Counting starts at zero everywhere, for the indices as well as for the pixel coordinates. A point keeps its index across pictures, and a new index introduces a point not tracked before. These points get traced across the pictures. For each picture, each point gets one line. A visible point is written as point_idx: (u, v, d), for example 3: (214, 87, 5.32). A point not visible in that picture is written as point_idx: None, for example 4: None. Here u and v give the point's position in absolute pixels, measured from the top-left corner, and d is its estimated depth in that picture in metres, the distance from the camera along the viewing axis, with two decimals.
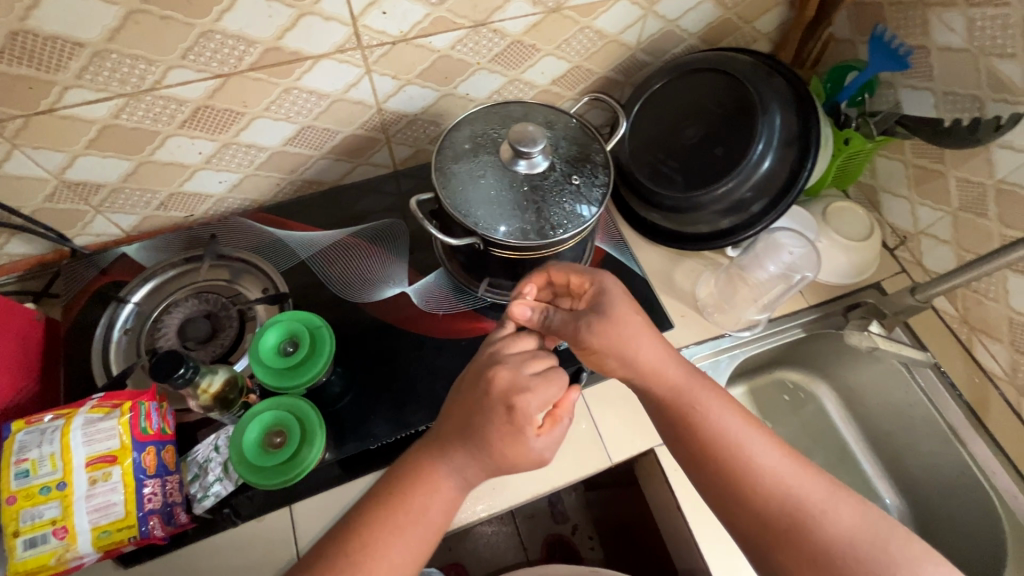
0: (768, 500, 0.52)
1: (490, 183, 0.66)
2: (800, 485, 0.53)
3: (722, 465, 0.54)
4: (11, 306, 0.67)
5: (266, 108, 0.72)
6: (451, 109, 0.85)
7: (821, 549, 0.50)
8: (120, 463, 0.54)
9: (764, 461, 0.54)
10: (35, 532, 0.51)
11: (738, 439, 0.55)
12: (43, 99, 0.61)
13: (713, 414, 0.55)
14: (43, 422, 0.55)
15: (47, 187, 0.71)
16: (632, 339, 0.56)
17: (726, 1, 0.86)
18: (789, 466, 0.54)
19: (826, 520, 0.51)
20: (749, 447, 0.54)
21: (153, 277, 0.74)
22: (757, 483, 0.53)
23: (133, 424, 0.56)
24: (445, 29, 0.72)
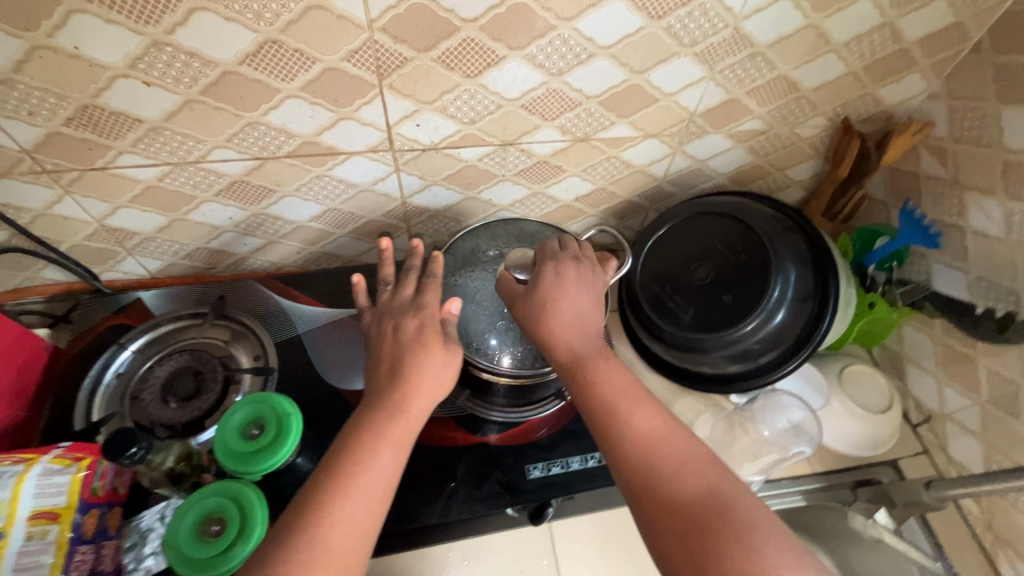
0: (640, 459, 0.50)
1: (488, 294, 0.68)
2: (675, 444, 0.51)
3: (604, 418, 0.53)
4: (22, 335, 0.71)
5: (296, 189, 0.77)
6: (473, 209, 0.89)
7: (685, 511, 0.47)
8: (60, 523, 0.54)
9: (643, 420, 0.52)
10: None
11: (622, 397, 0.54)
12: (98, 159, 0.67)
13: (605, 370, 0.56)
14: (2, 465, 0.54)
15: (88, 228, 0.77)
16: (551, 294, 0.60)
17: (758, 150, 0.87)
18: (668, 427, 0.52)
19: (696, 473, 0.48)
20: (631, 409, 0.53)
21: (154, 328, 0.77)
22: (632, 443, 0.51)
23: (84, 483, 0.57)
24: (474, 144, 0.76)
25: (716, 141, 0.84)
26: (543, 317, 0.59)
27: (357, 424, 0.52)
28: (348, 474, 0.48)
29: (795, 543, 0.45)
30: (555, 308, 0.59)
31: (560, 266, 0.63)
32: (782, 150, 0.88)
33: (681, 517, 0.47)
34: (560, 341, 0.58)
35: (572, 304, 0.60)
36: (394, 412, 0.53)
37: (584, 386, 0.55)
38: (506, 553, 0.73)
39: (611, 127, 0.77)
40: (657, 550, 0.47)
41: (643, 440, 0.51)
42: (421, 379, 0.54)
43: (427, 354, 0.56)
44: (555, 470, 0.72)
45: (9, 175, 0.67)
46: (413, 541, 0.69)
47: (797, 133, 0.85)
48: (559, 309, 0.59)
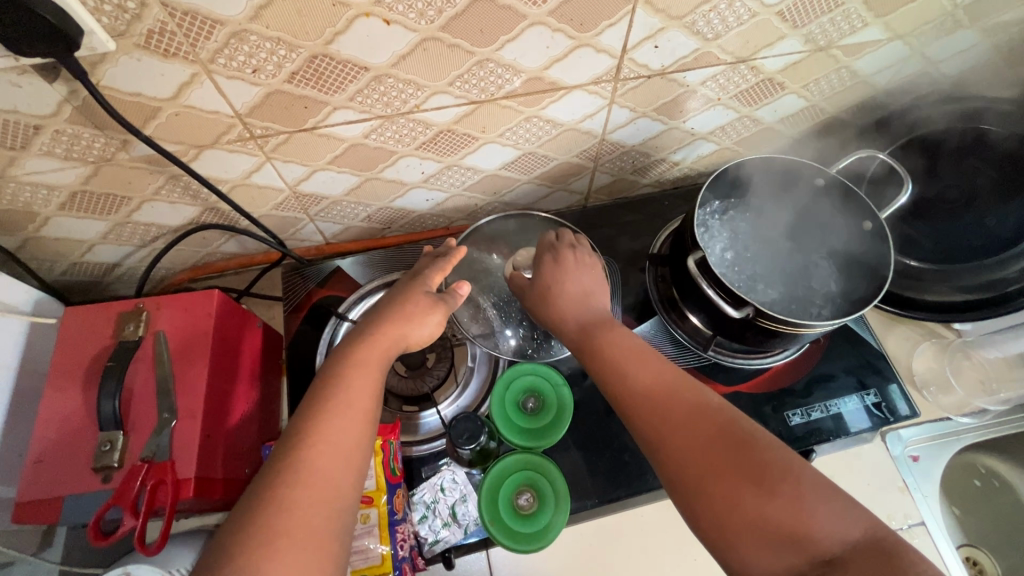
0: (654, 406, 0.49)
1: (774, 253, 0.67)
2: (700, 399, 0.48)
3: (617, 381, 0.52)
4: (244, 317, 0.67)
5: (500, 135, 0.70)
6: (668, 141, 0.80)
7: (695, 453, 0.45)
8: (375, 506, 0.55)
9: (647, 374, 0.51)
10: None
11: (621, 356, 0.53)
12: (311, 118, 0.60)
13: (609, 335, 0.56)
14: None
15: (280, 197, 0.72)
16: (548, 279, 0.62)
17: (1003, 45, 0.75)
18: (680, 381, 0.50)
19: (716, 420, 0.46)
20: (638, 364, 0.52)
21: (366, 296, 0.73)
22: (641, 392, 0.50)
23: (384, 464, 0.57)
24: (705, 64, 0.66)
25: (963, 38, 0.72)
26: (574, 306, 0.60)
27: (337, 389, 0.50)
28: (340, 409, 0.48)
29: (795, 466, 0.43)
30: (559, 286, 0.62)
31: (556, 252, 0.65)
32: None
33: (701, 461, 0.44)
34: (568, 317, 0.59)
35: (588, 285, 0.62)
36: (377, 355, 0.54)
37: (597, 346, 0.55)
38: None
39: (860, 31, 0.67)
40: (682, 503, 0.44)
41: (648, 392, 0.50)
42: (406, 327, 0.57)
43: (422, 315, 0.58)
44: (814, 415, 0.67)
45: (215, 146, 0.60)
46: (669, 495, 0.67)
47: None
48: (563, 288, 0.62)
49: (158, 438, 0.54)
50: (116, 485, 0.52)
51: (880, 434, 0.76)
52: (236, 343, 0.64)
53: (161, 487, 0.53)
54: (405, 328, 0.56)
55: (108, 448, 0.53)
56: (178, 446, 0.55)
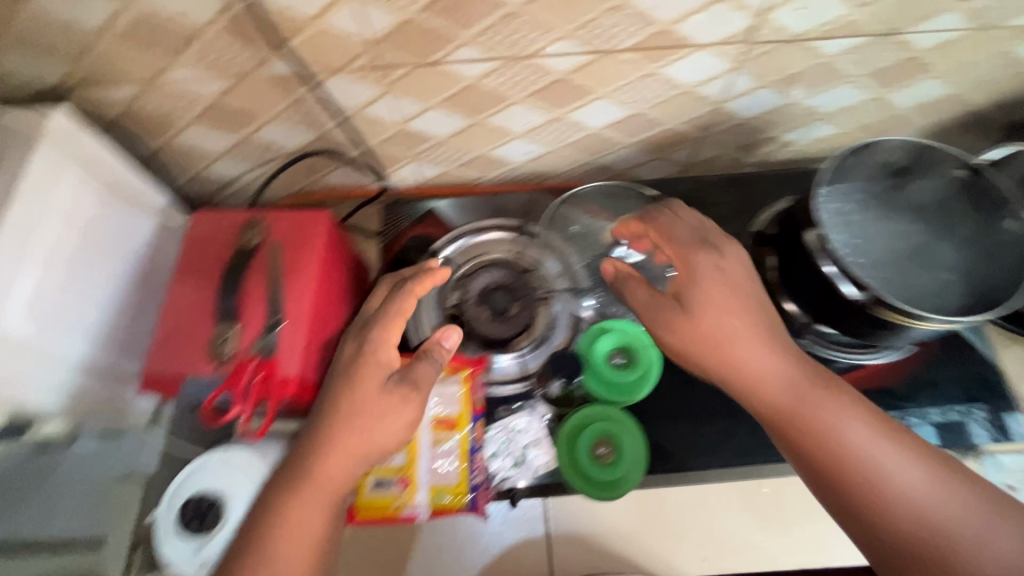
0: (856, 467, 0.47)
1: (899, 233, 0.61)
2: (917, 490, 0.46)
3: (824, 451, 0.48)
4: (346, 243, 0.71)
5: (614, 91, 0.68)
6: (785, 117, 0.76)
7: (917, 532, 0.45)
8: (457, 431, 0.59)
9: (864, 449, 0.48)
10: (384, 476, 0.57)
11: (830, 421, 0.49)
12: (436, 53, 0.61)
13: (809, 390, 0.50)
14: None
15: (390, 132, 0.74)
16: (718, 301, 0.54)
17: None
18: (875, 426, 0.49)
19: (926, 514, 0.46)
20: (817, 403, 0.50)
21: (461, 238, 0.73)
22: (837, 450, 0.48)
23: (468, 394, 0.61)
24: (848, 34, 0.62)
25: None
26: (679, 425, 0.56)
27: (311, 461, 0.51)
28: (338, 448, 0.51)
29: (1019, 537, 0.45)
30: (725, 309, 0.54)
31: (718, 259, 0.57)
32: None
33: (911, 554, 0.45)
34: (750, 360, 0.52)
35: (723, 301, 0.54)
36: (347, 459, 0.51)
37: (758, 381, 0.51)
38: None
39: None
40: None
41: (843, 446, 0.48)
42: (376, 422, 0.53)
43: (392, 408, 0.53)
44: (910, 420, 0.64)
45: (342, 72, 0.63)
46: None
47: None
48: (736, 311, 0.53)
49: (266, 339, 0.59)
50: (226, 373, 0.58)
51: None
52: (338, 264, 0.68)
53: (269, 383, 0.58)
54: (370, 428, 0.52)
55: (223, 340, 0.59)
56: (283, 349, 0.59)
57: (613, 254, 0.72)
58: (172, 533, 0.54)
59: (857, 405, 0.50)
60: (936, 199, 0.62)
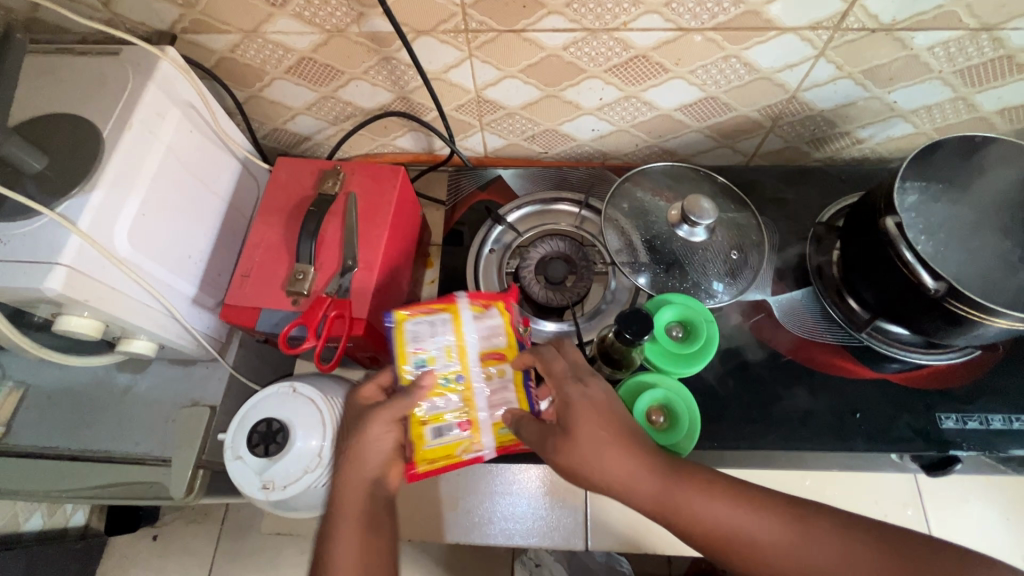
0: (722, 539, 0.48)
1: (984, 222, 0.61)
2: (686, 505, 0.48)
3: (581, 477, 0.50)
4: (413, 200, 0.74)
5: (691, 71, 0.69)
6: (861, 112, 0.75)
7: (779, 568, 0.47)
8: (507, 361, 0.59)
9: (616, 470, 0.49)
10: (439, 423, 0.56)
11: (581, 457, 0.50)
12: (524, 20, 0.63)
13: (567, 426, 0.51)
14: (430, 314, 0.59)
15: (465, 98, 0.76)
16: (597, 455, 0.49)
17: None
18: (712, 484, 0.50)
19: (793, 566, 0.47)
20: (677, 489, 0.49)
21: (526, 207, 0.76)
22: (705, 527, 0.48)
23: (510, 321, 0.61)
24: (942, 26, 0.61)
25: None
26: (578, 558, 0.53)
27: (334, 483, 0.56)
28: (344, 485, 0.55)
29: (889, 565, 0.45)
30: (600, 461, 0.49)
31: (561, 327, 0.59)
32: None
33: None
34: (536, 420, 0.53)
35: (589, 469, 0.49)
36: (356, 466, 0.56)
37: (628, 488, 0.49)
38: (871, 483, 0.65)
39: None
40: None
41: (699, 522, 0.48)
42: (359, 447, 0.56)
43: (371, 443, 0.56)
44: (971, 425, 0.62)
45: (431, 33, 0.65)
46: (783, 462, 0.66)
47: None
48: (611, 448, 0.50)
49: (341, 280, 0.61)
50: (303, 309, 0.60)
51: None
52: (405, 218, 0.71)
53: (340, 322, 0.60)
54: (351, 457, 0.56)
55: (302, 278, 0.61)
56: (356, 292, 0.62)
57: (677, 233, 0.70)
58: (244, 447, 0.60)
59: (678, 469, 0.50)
60: (1000, 187, 0.62)
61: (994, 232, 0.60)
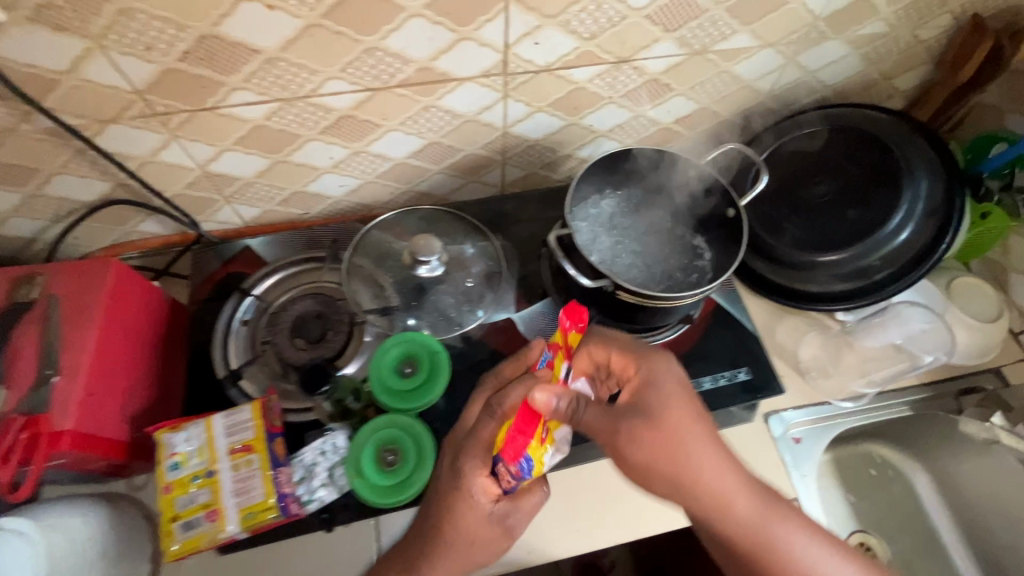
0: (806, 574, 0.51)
1: (650, 217, 0.77)
2: (758, 516, 0.51)
3: (703, 500, 0.50)
4: (151, 289, 0.71)
5: (402, 122, 0.74)
6: (571, 137, 0.85)
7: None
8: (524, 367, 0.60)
9: (705, 467, 0.50)
10: (190, 516, 0.58)
11: (706, 482, 0.50)
12: (210, 98, 0.64)
13: (695, 451, 0.50)
14: (182, 430, 0.61)
15: (191, 176, 0.74)
16: (687, 445, 0.50)
17: (871, 57, 0.82)
18: (820, 536, 0.53)
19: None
20: (775, 524, 0.51)
21: (275, 272, 0.77)
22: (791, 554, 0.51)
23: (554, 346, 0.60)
24: (589, 63, 0.72)
25: (831, 49, 0.79)
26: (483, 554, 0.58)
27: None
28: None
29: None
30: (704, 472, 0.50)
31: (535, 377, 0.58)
32: (898, 56, 0.83)
33: None
34: (705, 452, 0.51)
35: (704, 499, 0.50)
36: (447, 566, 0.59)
37: (730, 518, 0.51)
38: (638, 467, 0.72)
39: (730, 38, 0.73)
40: None
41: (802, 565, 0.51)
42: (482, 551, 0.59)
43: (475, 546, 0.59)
44: None
45: (118, 121, 0.64)
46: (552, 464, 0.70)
47: (915, 36, 0.80)
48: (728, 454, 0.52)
49: (37, 393, 0.57)
50: None
51: (763, 419, 0.78)
52: (134, 311, 0.67)
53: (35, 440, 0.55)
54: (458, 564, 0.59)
55: None
56: (56, 403, 0.57)
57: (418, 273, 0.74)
58: None
59: (794, 510, 0.53)
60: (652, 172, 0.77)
61: (653, 219, 0.77)
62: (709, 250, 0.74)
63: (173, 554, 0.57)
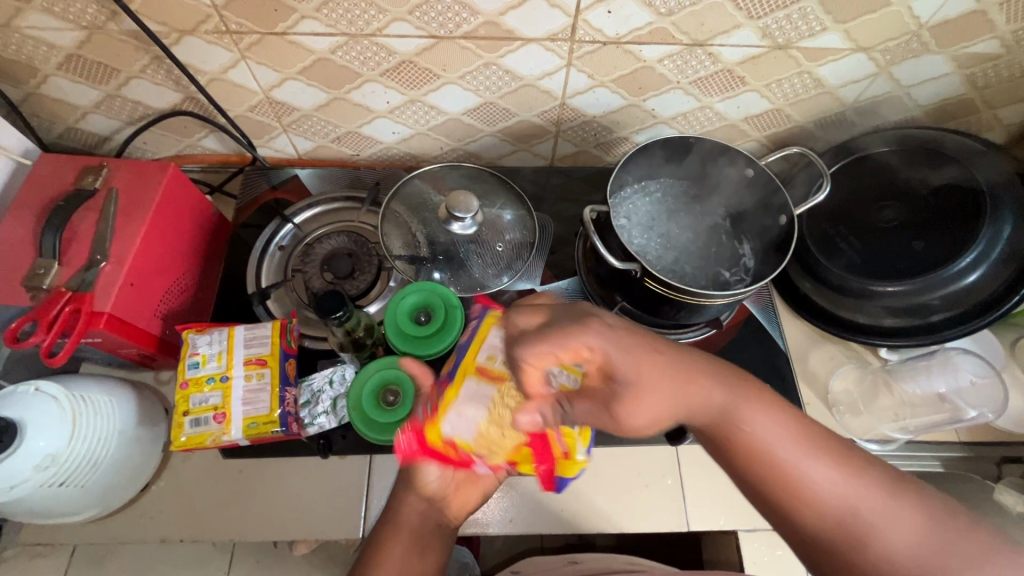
0: (770, 460, 0.45)
1: (698, 213, 0.77)
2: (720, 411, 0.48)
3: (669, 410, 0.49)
4: (201, 200, 0.74)
5: (461, 77, 0.74)
6: (630, 119, 0.83)
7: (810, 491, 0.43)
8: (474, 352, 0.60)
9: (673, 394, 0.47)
10: (200, 414, 0.61)
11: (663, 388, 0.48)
12: (281, 22, 0.65)
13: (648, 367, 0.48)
14: (208, 332, 0.65)
15: (254, 99, 0.77)
16: (655, 381, 0.47)
17: (976, 80, 0.75)
18: (797, 429, 0.46)
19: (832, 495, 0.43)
20: (737, 408, 0.47)
21: (316, 205, 0.80)
22: (770, 464, 0.45)
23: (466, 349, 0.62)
24: (661, 41, 0.69)
25: (933, 63, 0.72)
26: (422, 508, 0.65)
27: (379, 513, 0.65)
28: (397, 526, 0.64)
29: (828, 443, 0.45)
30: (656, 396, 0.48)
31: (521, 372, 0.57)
32: (1007, 84, 0.75)
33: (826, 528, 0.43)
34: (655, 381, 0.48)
35: (659, 402, 0.47)
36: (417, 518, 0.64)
37: (687, 402, 0.47)
38: (636, 465, 0.74)
39: (819, 35, 0.68)
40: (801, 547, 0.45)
41: (767, 449, 0.45)
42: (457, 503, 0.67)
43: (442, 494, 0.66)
44: None
45: (194, 34, 0.67)
46: None
47: None
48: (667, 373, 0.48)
49: (85, 274, 0.61)
50: (38, 303, 0.59)
51: None
52: (181, 216, 0.71)
53: (76, 316, 0.59)
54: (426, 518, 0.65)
55: (42, 272, 0.60)
56: (100, 286, 0.61)
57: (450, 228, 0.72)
58: None
59: (726, 382, 0.48)
60: (707, 167, 0.75)
61: (702, 215, 0.77)
62: (754, 258, 0.72)
63: (178, 445, 0.60)
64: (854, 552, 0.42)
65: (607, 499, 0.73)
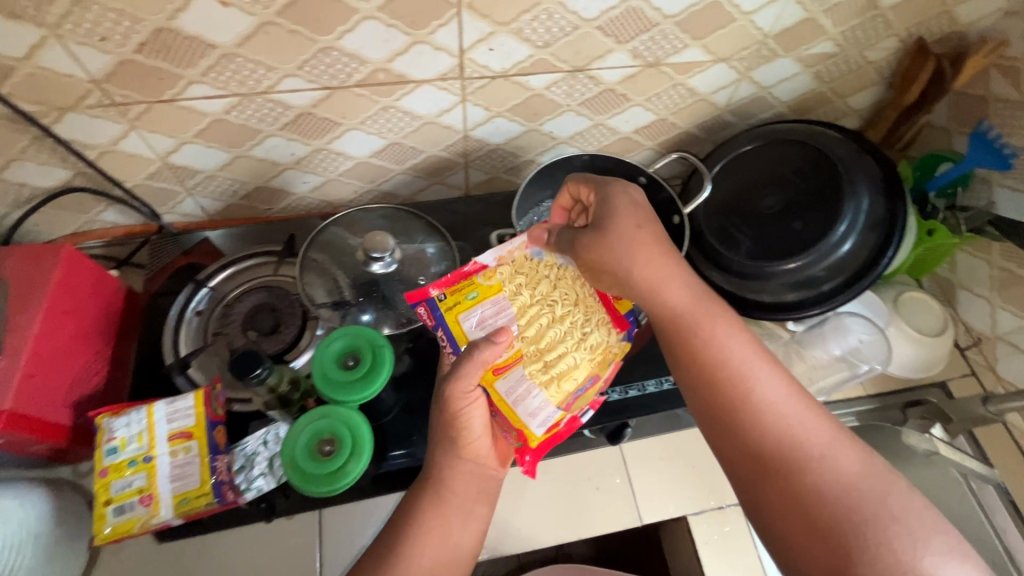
0: (784, 434, 0.51)
1: None
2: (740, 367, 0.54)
3: (685, 346, 0.57)
4: (105, 275, 0.71)
5: (362, 122, 0.76)
6: (532, 143, 0.87)
7: (777, 428, 0.51)
8: (452, 315, 0.64)
9: (714, 337, 0.56)
10: (124, 500, 0.58)
11: (685, 321, 0.57)
12: (167, 90, 0.65)
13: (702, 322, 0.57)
14: (128, 411, 0.61)
15: (151, 166, 0.76)
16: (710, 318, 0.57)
17: (823, 76, 0.85)
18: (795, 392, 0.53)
19: (803, 443, 0.50)
20: (760, 384, 0.53)
21: (233, 265, 0.79)
22: (761, 403, 0.52)
23: (445, 306, 0.64)
24: (544, 71, 0.74)
25: (783, 65, 0.82)
26: (472, 472, 0.62)
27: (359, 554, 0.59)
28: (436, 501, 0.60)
29: (838, 431, 0.51)
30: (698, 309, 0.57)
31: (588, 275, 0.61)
32: (849, 75, 0.86)
33: (781, 461, 0.50)
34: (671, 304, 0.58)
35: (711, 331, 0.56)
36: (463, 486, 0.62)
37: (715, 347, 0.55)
38: (585, 470, 0.77)
39: (682, 51, 0.76)
40: (754, 489, 0.51)
41: (772, 408, 0.52)
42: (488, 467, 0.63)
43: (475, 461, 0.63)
44: (632, 393, 0.75)
45: (76, 110, 0.65)
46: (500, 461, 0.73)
47: (865, 56, 0.83)
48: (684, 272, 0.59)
49: None
50: None
51: None
52: (83, 296, 0.68)
53: None
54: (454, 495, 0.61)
55: None
56: None
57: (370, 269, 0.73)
58: None
59: (762, 350, 0.56)
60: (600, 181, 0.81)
61: None
62: None
63: (101, 538, 0.57)
64: (798, 479, 0.49)
65: (563, 510, 0.75)
